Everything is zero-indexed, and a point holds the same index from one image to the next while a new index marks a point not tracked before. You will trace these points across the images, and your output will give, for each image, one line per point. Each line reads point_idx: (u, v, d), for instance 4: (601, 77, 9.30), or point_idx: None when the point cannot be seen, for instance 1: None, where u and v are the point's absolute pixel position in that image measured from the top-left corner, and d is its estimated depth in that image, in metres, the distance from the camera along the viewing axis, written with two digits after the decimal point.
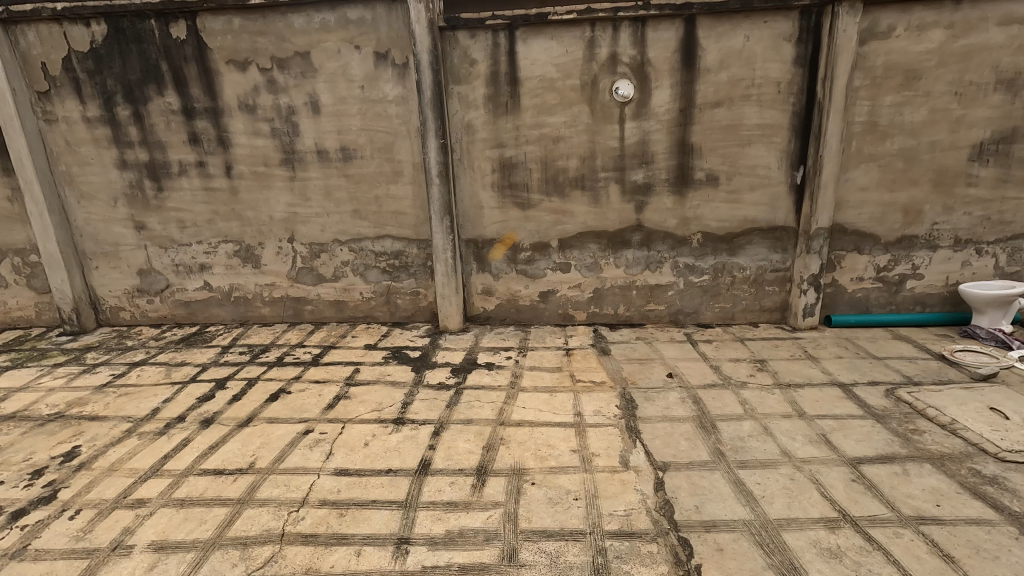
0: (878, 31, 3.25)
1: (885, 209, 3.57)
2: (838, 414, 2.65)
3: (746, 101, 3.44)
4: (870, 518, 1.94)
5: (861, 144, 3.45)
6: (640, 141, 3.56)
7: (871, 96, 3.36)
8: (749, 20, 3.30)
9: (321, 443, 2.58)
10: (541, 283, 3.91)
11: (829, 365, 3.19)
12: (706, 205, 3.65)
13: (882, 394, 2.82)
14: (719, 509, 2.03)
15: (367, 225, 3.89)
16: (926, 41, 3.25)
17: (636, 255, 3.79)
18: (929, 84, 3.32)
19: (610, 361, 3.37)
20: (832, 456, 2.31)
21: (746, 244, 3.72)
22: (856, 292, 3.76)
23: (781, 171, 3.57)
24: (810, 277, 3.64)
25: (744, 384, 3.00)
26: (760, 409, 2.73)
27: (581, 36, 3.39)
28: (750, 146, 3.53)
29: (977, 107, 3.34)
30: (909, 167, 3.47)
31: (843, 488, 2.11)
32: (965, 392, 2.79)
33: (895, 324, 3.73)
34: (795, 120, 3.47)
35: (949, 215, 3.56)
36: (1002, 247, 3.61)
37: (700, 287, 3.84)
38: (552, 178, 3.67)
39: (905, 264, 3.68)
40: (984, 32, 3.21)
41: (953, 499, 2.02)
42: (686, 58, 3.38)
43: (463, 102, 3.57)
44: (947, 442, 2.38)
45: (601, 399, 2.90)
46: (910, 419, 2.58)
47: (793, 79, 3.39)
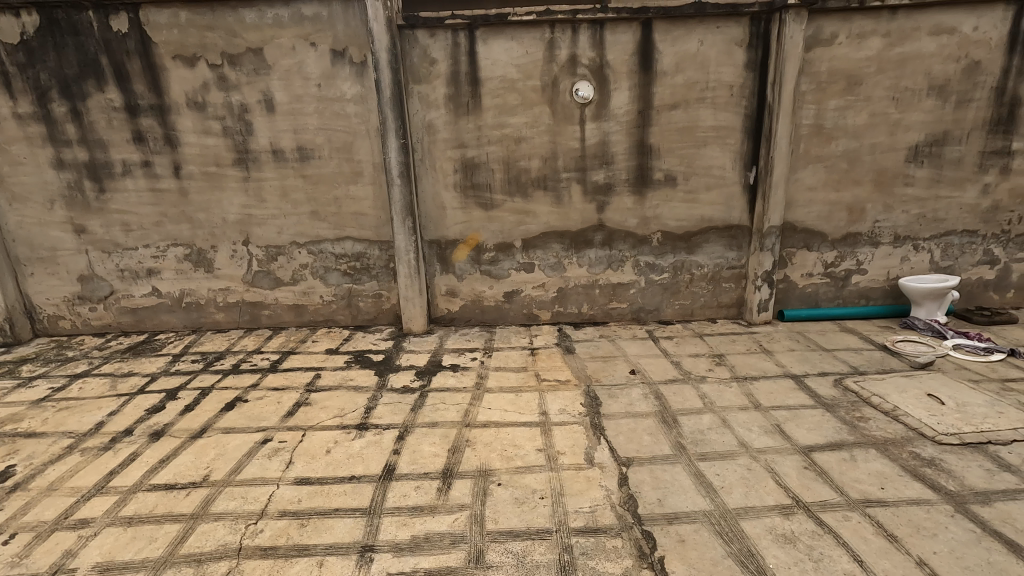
0: (822, 38, 3.41)
1: (831, 208, 3.74)
2: (791, 405, 2.76)
3: (701, 103, 3.54)
4: (821, 503, 2.03)
5: (808, 146, 3.61)
6: (600, 142, 3.61)
7: (817, 100, 3.52)
8: (702, 25, 3.40)
9: (280, 451, 2.50)
10: (505, 283, 3.92)
11: (782, 357, 3.32)
12: (664, 205, 3.74)
13: (831, 384, 2.96)
14: (681, 502, 2.08)
15: (326, 226, 3.79)
16: (865, 49, 3.43)
17: (599, 255, 3.85)
18: (869, 89, 3.50)
19: (574, 360, 3.40)
20: (785, 445, 2.41)
21: (703, 242, 3.84)
22: (807, 287, 3.93)
23: (735, 171, 3.69)
24: (764, 273, 3.78)
25: (703, 378, 3.09)
26: (718, 402, 2.81)
27: (540, 37, 3.41)
28: (705, 148, 3.63)
29: (912, 111, 3.55)
30: (852, 168, 3.66)
31: (796, 475, 2.20)
32: (905, 380, 2.96)
33: (841, 317, 3.92)
34: (747, 122, 3.60)
35: (889, 213, 3.76)
36: (936, 243, 3.84)
37: (660, 285, 3.93)
38: (514, 178, 3.68)
39: (850, 260, 3.87)
40: (917, 41, 3.41)
41: (895, 482, 2.13)
42: (643, 61, 3.46)
43: (424, 101, 3.54)
44: (890, 427, 2.52)
45: (565, 397, 2.93)
46: (857, 407, 2.72)
47: (744, 83, 3.52)
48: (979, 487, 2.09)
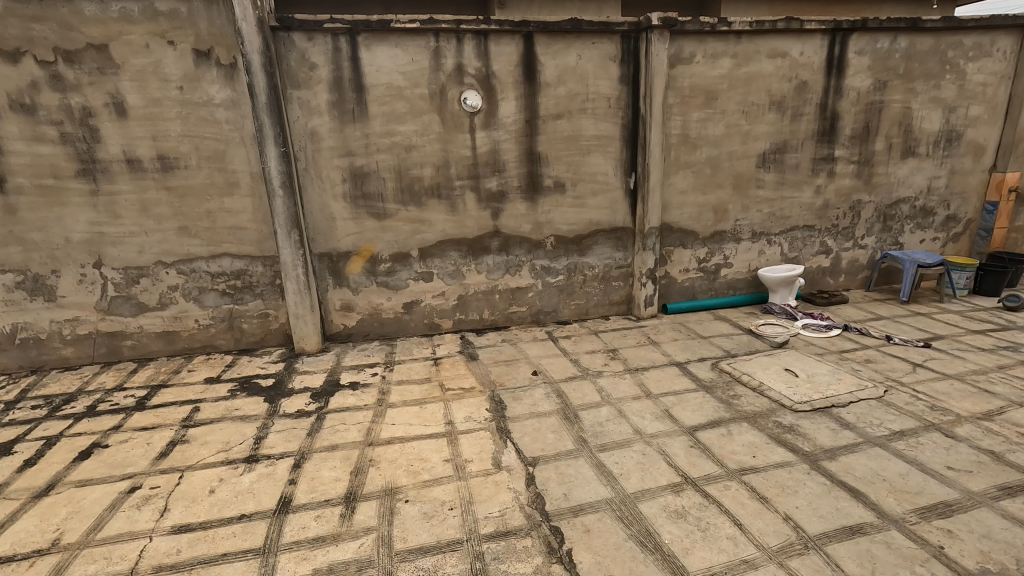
0: (682, 56, 3.78)
1: (700, 209, 4.16)
2: (677, 390, 3.01)
3: (582, 114, 3.75)
4: (705, 477, 2.24)
5: (678, 154, 3.98)
6: (491, 150, 3.68)
7: (683, 113, 3.90)
8: (579, 40, 3.61)
9: (152, 499, 2.21)
10: (403, 294, 3.83)
11: (667, 347, 3.61)
12: (555, 210, 3.90)
13: (709, 368, 3.28)
14: (585, 493, 2.17)
15: (199, 243, 3.44)
16: (718, 68, 3.86)
17: (496, 261, 3.91)
18: (723, 103, 3.95)
19: (478, 366, 3.41)
20: (673, 428, 2.62)
21: (593, 244, 4.06)
22: (685, 281, 4.32)
23: (617, 177, 3.96)
24: (648, 271, 4.09)
25: (600, 373, 3.26)
26: (614, 394, 2.98)
27: (425, 45, 3.40)
28: (589, 156, 3.85)
29: (759, 123, 4.06)
30: (714, 173, 4.09)
31: (684, 454, 2.40)
32: (767, 358, 3.37)
33: (714, 307, 4.36)
34: (624, 132, 3.88)
35: (747, 212, 4.26)
36: (785, 237, 4.43)
37: (556, 287, 4.08)
38: (407, 187, 3.62)
39: (718, 255, 4.33)
40: (758, 62, 3.92)
41: (764, 449, 2.41)
42: (527, 72, 3.58)
43: (305, 108, 3.36)
44: (758, 401, 2.85)
45: (470, 404, 2.93)
46: (731, 386, 3.04)
47: (620, 96, 3.79)
48: (827, 445, 2.43)
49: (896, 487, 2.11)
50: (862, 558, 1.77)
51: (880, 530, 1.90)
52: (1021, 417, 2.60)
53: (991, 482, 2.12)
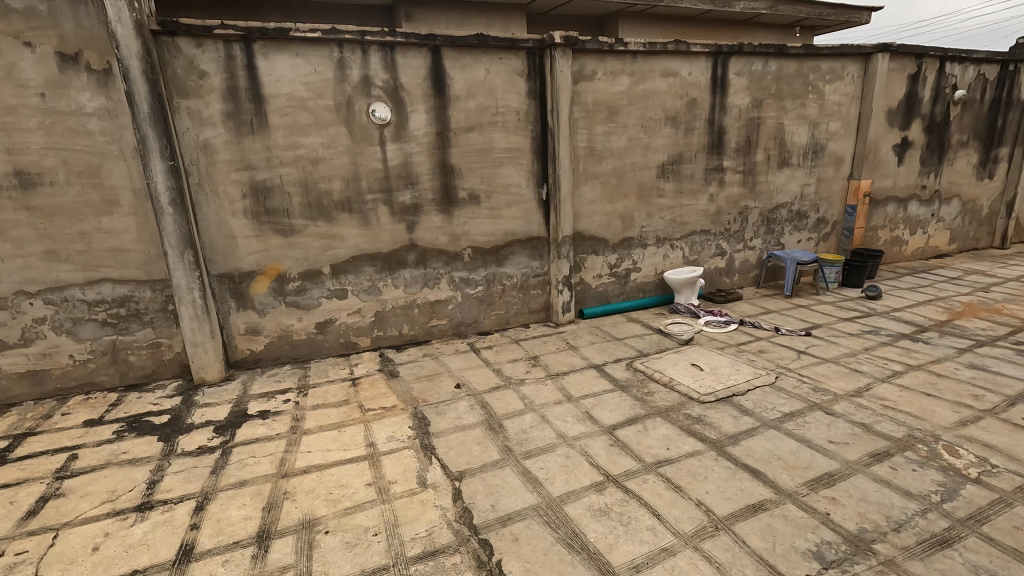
0: (585, 73, 3.98)
1: (609, 217, 4.37)
2: (596, 391, 3.12)
3: (493, 126, 3.82)
4: (625, 473, 2.33)
5: (585, 165, 4.17)
6: (403, 163, 3.62)
7: (588, 126, 4.10)
8: (486, 55, 3.68)
9: (17, 567, 1.91)
10: (316, 313, 3.64)
11: (585, 351, 3.74)
12: (471, 222, 3.92)
13: (625, 368, 3.44)
14: (512, 502, 2.18)
15: (71, 269, 3.05)
16: (618, 85, 4.11)
17: (413, 274, 3.84)
18: (624, 118, 4.20)
19: (399, 384, 3.32)
20: (594, 428, 2.71)
21: (510, 254, 4.12)
22: (598, 287, 4.51)
23: (530, 189, 4.06)
24: (564, 278, 4.23)
25: (522, 381, 3.30)
26: (537, 401, 3.03)
27: (329, 56, 3.30)
28: (502, 168, 3.92)
29: (657, 137, 4.36)
30: (620, 183, 4.33)
31: (605, 453, 2.49)
32: (676, 355, 3.60)
33: (627, 309, 4.59)
34: (534, 145, 4.00)
35: (651, 219, 4.55)
36: (685, 242, 4.78)
37: (476, 298, 4.09)
38: (314, 201, 3.46)
39: (628, 261, 4.57)
40: (653, 80, 4.22)
41: (676, 441, 2.57)
42: (436, 85, 3.59)
43: (196, 118, 3.11)
44: (669, 396, 3.03)
45: (393, 423, 2.84)
46: (644, 384, 3.20)
47: (528, 110, 3.91)
48: (731, 432, 2.63)
49: (789, 464, 2.34)
50: (765, 533, 1.94)
51: (778, 504, 2.09)
52: (884, 391, 2.98)
53: (864, 451, 2.41)
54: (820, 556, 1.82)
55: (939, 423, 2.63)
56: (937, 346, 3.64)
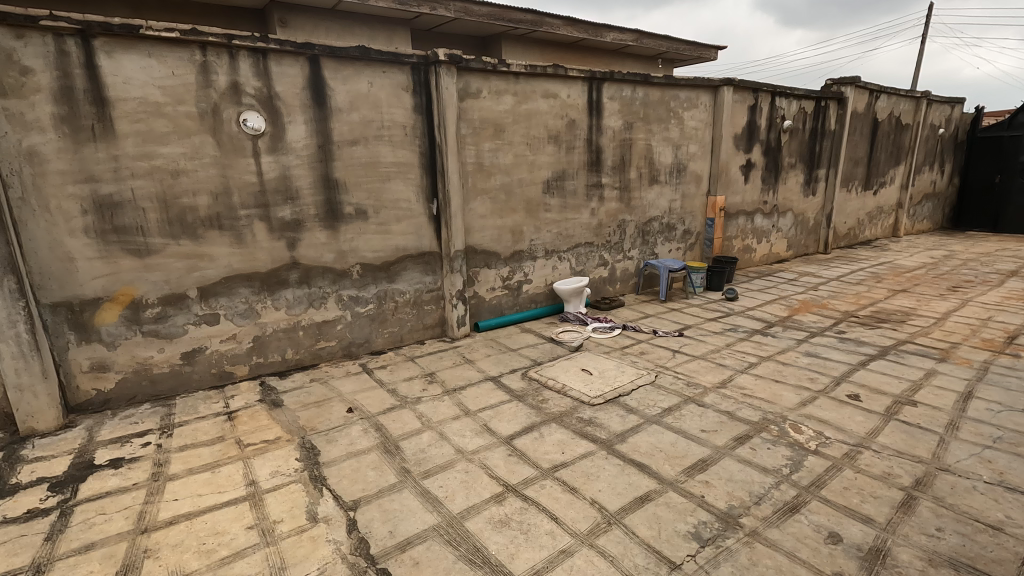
0: (470, 91, 4.06)
1: (499, 231, 4.48)
2: (493, 403, 3.16)
3: (379, 140, 3.74)
4: (524, 481, 2.38)
5: (474, 181, 4.24)
6: (281, 176, 3.40)
7: (475, 143, 4.18)
8: (369, 68, 3.60)
9: None
10: (181, 342, 3.25)
11: (482, 364, 3.77)
12: (359, 238, 3.78)
13: (520, 378, 3.52)
14: (411, 525, 2.12)
15: None
16: (502, 104, 4.25)
17: (297, 294, 3.60)
18: (510, 136, 4.35)
19: (283, 413, 3.07)
20: (493, 440, 2.73)
21: (401, 270, 4.04)
22: (492, 299, 4.58)
23: (420, 204, 4.03)
24: (457, 292, 4.24)
25: (419, 399, 3.23)
26: (435, 418, 2.99)
27: (190, 59, 3.01)
28: (390, 182, 3.84)
29: (541, 154, 4.57)
30: (508, 198, 4.46)
31: (503, 464, 2.52)
32: (567, 362, 3.76)
33: (520, 320, 4.72)
34: (422, 160, 3.98)
35: (539, 233, 4.74)
36: (572, 253, 5.04)
37: (367, 317, 3.94)
38: (176, 218, 3.11)
39: (519, 273, 4.71)
40: (535, 101, 4.43)
41: (570, 444, 2.68)
42: (316, 96, 3.43)
43: (17, 122, 2.65)
44: (562, 402, 3.16)
45: (277, 457, 2.62)
46: (539, 392, 3.31)
47: (414, 124, 3.88)
48: (618, 430, 2.81)
49: (669, 455, 2.55)
50: (651, 521, 2.08)
51: (661, 493, 2.26)
52: (743, 381, 3.39)
53: (729, 436, 2.71)
54: (698, 536, 2.00)
55: (786, 405, 3.04)
56: (782, 339, 4.23)
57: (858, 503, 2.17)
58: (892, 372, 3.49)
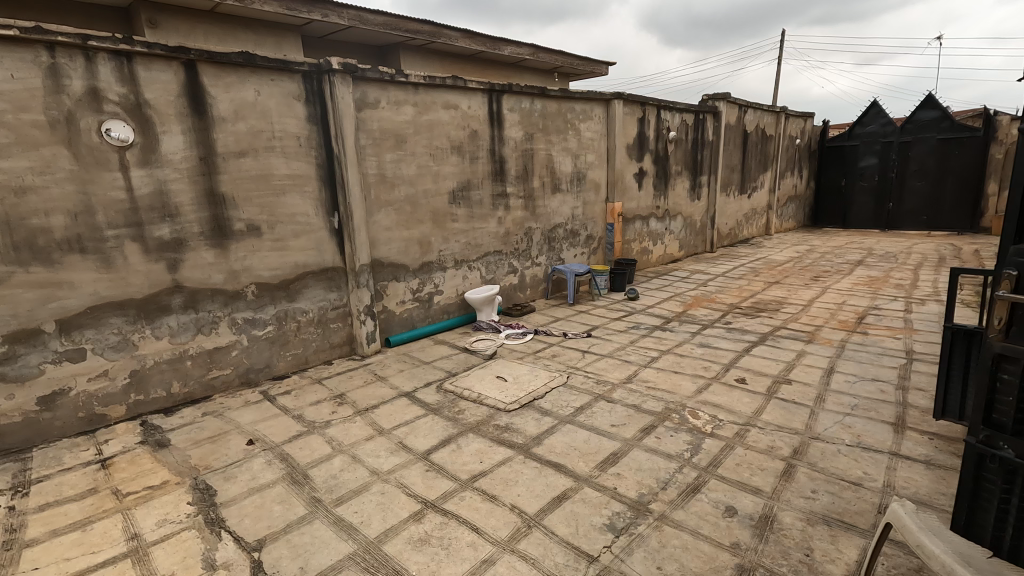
0: (368, 101, 3.96)
1: (406, 243, 4.40)
2: (408, 419, 3.08)
3: (270, 152, 3.52)
4: (443, 495, 2.34)
5: (377, 192, 4.13)
6: (156, 191, 3.08)
7: (376, 154, 4.08)
8: (255, 75, 3.39)
9: None
10: (36, 385, 2.81)
11: (395, 380, 3.67)
12: (252, 256, 3.52)
13: (435, 391, 3.47)
14: (324, 558, 1.99)
15: None
16: (402, 114, 4.20)
17: (182, 321, 3.27)
18: (412, 146, 4.30)
19: (171, 454, 2.76)
20: (409, 457, 2.66)
21: (302, 288, 3.82)
22: (403, 313, 4.48)
23: (319, 217, 3.84)
24: (365, 308, 4.09)
25: (328, 422, 3.07)
26: (346, 441, 2.85)
27: (33, 60, 2.63)
28: (284, 196, 3.63)
29: (445, 165, 4.57)
30: (414, 209, 4.40)
31: (421, 480, 2.46)
32: (482, 370, 3.77)
33: (432, 332, 4.66)
34: (320, 171, 3.80)
35: (447, 243, 4.72)
36: (481, 262, 5.08)
37: (266, 340, 3.67)
38: (23, 241, 2.69)
39: (429, 284, 4.65)
40: (436, 112, 4.43)
41: (488, 453, 2.68)
42: (194, 104, 3.16)
43: None
44: (479, 411, 3.16)
45: (165, 504, 2.34)
46: (455, 403, 3.28)
47: (309, 135, 3.71)
48: (534, 433, 2.87)
49: (583, 452, 2.65)
50: (569, 519, 2.15)
51: (577, 490, 2.34)
52: (646, 375, 3.61)
53: (637, 428, 2.88)
54: (613, 527, 2.09)
55: (685, 394, 3.29)
56: (678, 332, 4.57)
57: (749, 477, 2.40)
58: (771, 356, 3.91)
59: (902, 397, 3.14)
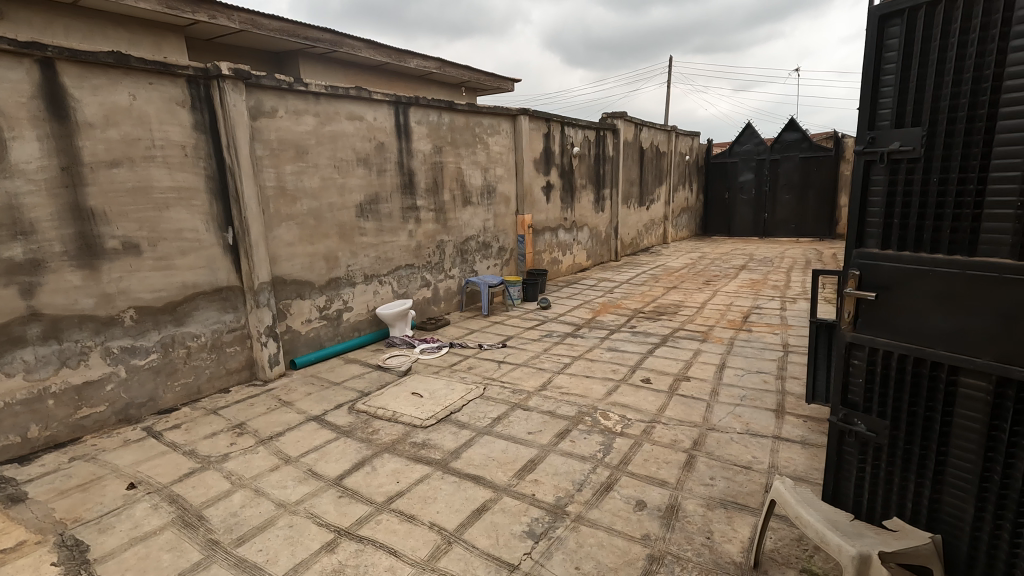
0: (264, 110, 3.74)
1: (311, 259, 4.19)
2: (318, 444, 2.91)
3: (150, 162, 3.20)
4: (357, 521, 2.24)
5: (277, 206, 3.90)
6: (4, 205, 2.67)
7: (274, 165, 3.85)
8: (130, 78, 3.08)
9: None
10: None
11: (302, 404, 3.46)
12: (130, 276, 3.16)
13: (347, 413, 3.31)
14: None
15: None
16: (302, 124, 4.01)
17: (40, 353, 2.84)
18: (315, 158, 4.12)
19: (29, 509, 2.37)
20: (320, 484, 2.52)
21: (192, 311, 3.49)
22: (309, 333, 4.25)
23: (210, 233, 3.55)
24: (266, 328, 3.83)
25: (226, 456, 2.81)
26: (248, 474, 2.63)
27: None
28: (168, 210, 3.31)
29: (351, 177, 4.43)
30: (318, 223, 4.21)
31: (334, 507, 2.34)
32: (396, 388, 3.67)
33: (342, 351, 4.45)
34: (210, 184, 3.52)
35: (356, 258, 4.56)
36: (393, 277, 4.96)
37: (150, 370, 3.30)
38: None
39: (338, 301, 4.46)
40: (340, 123, 4.28)
41: (405, 472, 2.61)
42: (52, 107, 2.80)
43: None
44: (394, 429, 3.07)
45: (21, 569, 2.00)
46: (369, 423, 3.16)
47: (197, 144, 3.42)
48: (452, 447, 2.84)
49: (501, 462, 2.66)
50: (489, 531, 2.14)
51: (496, 501, 2.34)
52: (560, 381, 3.72)
53: (552, 433, 2.95)
54: (532, 533, 2.12)
55: (596, 397, 3.44)
56: (588, 338, 4.77)
57: (655, 471, 2.55)
58: (672, 356, 4.20)
59: (781, 386, 3.52)
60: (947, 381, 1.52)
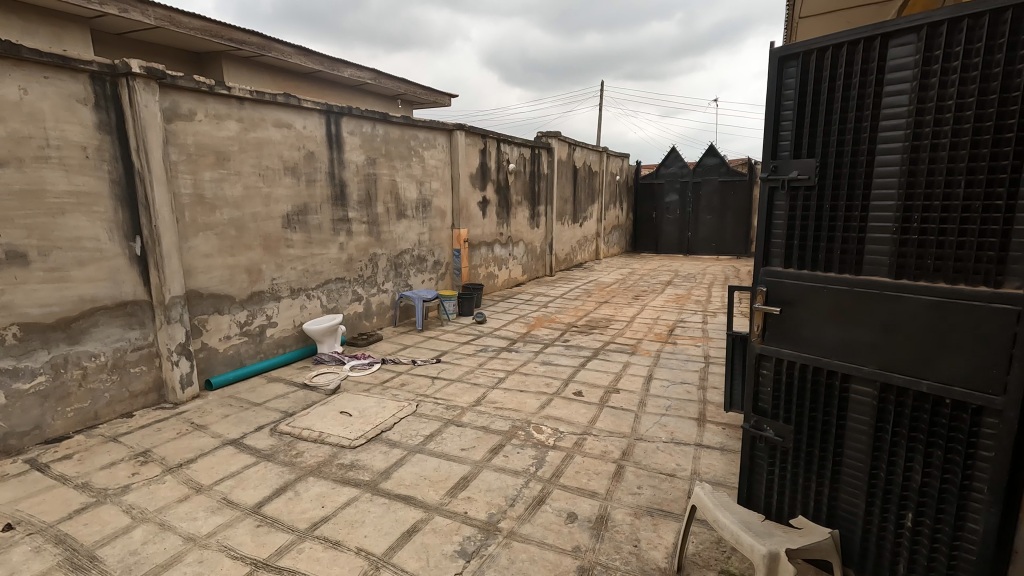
0: (180, 112, 3.51)
1: (231, 271, 3.94)
2: (234, 470, 2.72)
3: (42, 163, 2.89)
4: (277, 551, 2.10)
5: (193, 214, 3.64)
6: None
7: (191, 171, 3.61)
8: (21, 70, 2.79)
9: None
10: None
11: (217, 427, 3.21)
12: (14, 289, 2.82)
13: (268, 435, 3.12)
14: None
15: None
16: (224, 129, 3.80)
17: None
18: (237, 165, 3.91)
19: None
20: (236, 513, 2.35)
21: (90, 327, 3.16)
22: (227, 350, 3.98)
23: (114, 242, 3.25)
24: (178, 346, 3.54)
25: (127, 487, 2.55)
26: (152, 506, 2.40)
27: None
28: (64, 216, 3.00)
29: (277, 187, 4.23)
30: (240, 234, 3.97)
31: (251, 538, 2.18)
32: (324, 407, 3.51)
33: (265, 369, 4.20)
34: (115, 189, 3.23)
35: (281, 270, 4.35)
36: (322, 291, 4.77)
37: (36, 394, 2.95)
38: None
39: (260, 316, 4.22)
40: (265, 130, 4.10)
41: (331, 496, 2.49)
42: None
43: None
44: (320, 451, 2.93)
45: None
46: (292, 445, 2.99)
47: (100, 146, 3.14)
48: (382, 467, 2.75)
49: (433, 480, 2.61)
50: (419, 553, 2.08)
51: (427, 521, 2.29)
52: (494, 396, 3.72)
53: (486, 449, 2.94)
54: (463, 552, 2.09)
55: (529, 410, 3.46)
56: (523, 352, 4.82)
57: (586, 482, 2.60)
58: (603, 368, 4.33)
59: (702, 395, 3.72)
60: (841, 387, 1.68)
